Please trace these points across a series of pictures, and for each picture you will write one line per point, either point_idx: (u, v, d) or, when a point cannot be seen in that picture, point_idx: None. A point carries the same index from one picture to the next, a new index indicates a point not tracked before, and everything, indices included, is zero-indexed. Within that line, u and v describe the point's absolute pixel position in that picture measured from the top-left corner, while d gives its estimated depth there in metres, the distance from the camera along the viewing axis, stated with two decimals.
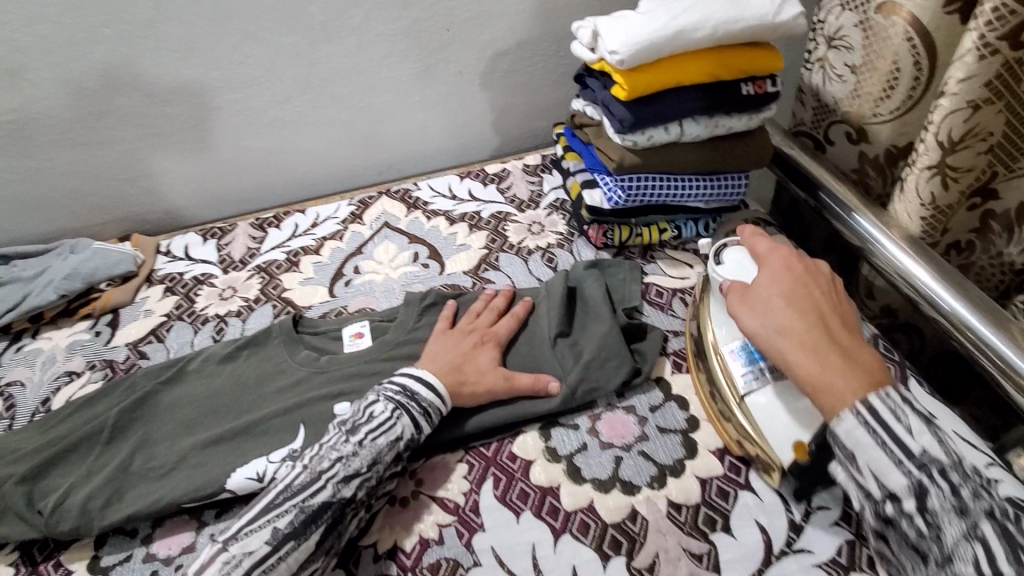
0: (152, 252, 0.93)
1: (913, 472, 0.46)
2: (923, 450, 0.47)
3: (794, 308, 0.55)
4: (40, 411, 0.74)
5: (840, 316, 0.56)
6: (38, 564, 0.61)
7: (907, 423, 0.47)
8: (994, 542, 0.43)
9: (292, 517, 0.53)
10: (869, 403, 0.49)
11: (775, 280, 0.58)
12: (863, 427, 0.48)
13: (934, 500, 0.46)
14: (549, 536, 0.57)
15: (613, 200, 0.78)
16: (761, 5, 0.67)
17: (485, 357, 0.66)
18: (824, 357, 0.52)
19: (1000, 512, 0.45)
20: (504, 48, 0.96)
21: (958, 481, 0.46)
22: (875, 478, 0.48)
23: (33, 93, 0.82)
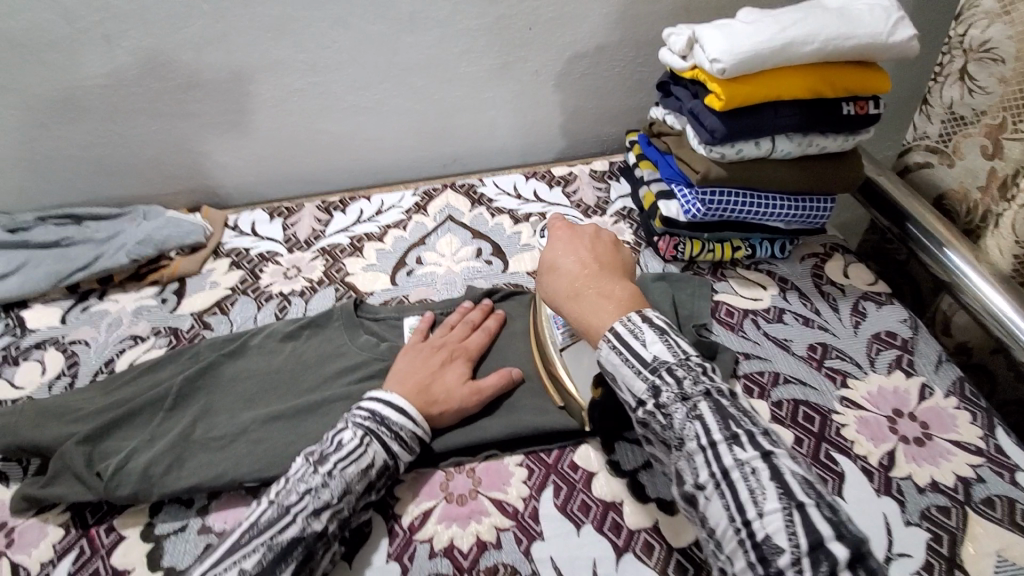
0: (220, 225, 0.94)
1: (648, 377, 0.49)
2: (656, 356, 0.49)
3: (563, 268, 0.60)
4: (103, 371, 0.75)
5: (601, 262, 0.61)
6: (90, 526, 0.60)
7: (641, 337, 0.51)
8: (708, 418, 0.46)
9: (260, 558, 0.48)
10: (618, 328, 0.52)
11: (553, 247, 0.63)
12: (611, 349, 0.51)
13: (666, 396, 0.48)
14: (611, 552, 0.55)
15: (690, 213, 0.76)
16: (874, 24, 0.65)
17: (453, 375, 0.64)
18: (582, 302, 0.57)
19: (712, 392, 0.48)
20: (584, 51, 0.95)
21: (682, 375, 0.48)
22: (627, 385, 0.51)
23: (122, 59, 0.84)
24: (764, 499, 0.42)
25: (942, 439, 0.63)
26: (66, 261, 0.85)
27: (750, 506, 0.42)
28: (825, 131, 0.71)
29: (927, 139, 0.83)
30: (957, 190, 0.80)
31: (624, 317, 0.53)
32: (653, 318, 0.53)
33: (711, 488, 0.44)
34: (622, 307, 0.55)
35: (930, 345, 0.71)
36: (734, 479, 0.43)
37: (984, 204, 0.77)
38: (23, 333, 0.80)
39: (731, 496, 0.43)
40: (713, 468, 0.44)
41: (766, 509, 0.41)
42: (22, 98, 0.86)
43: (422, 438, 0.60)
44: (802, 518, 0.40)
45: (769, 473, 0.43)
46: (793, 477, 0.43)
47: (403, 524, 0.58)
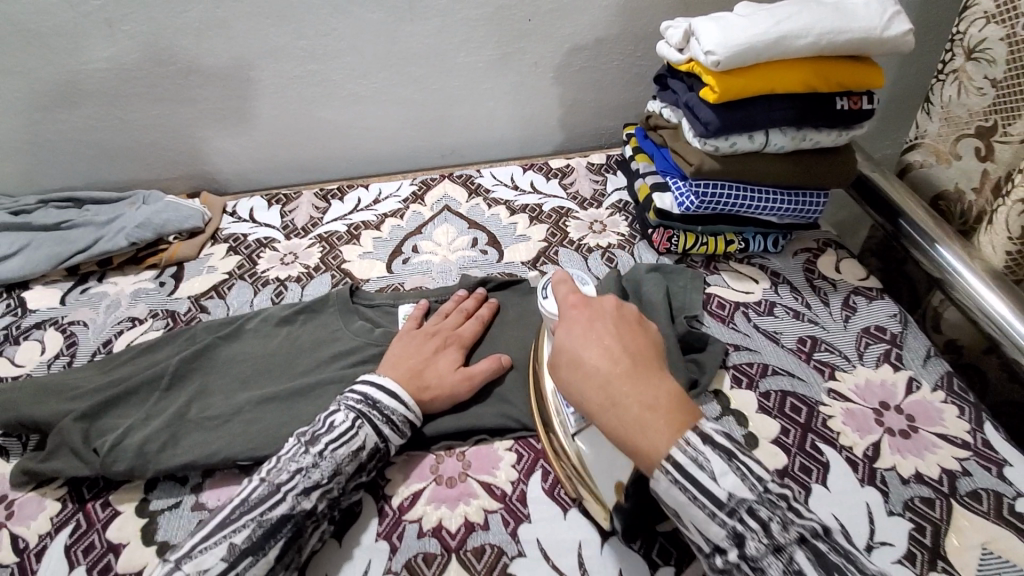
0: (219, 211, 0.95)
1: (727, 522, 0.42)
2: (732, 492, 0.42)
3: (591, 363, 0.48)
4: (102, 351, 0.76)
5: (634, 351, 0.49)
6: (86, 501, 0.61)
7: (710, 468, 0.42)
8: (807, 570, 0.40)
9: (249, 533, 0.50)
10: (677, 457, 0.43)
11: (570, 335, 0.51)
12: (673, 484, 0.43)
13: (753, 546, 0.41)
14: (597, 536, 0.56)
15: (684, 205, 0.76)
16: (868, 19, 0.65)
17: (446, 362, 0.65)
18: (624, 414, 0.45)
19: (805, 533, 0.41)
20: (583, 43, 0.95)
21: (767, 516, 0.41)
22: (699, 531, 0.43)
23: (124, 45, 0.85)
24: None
25: (927, 432, 0.63)
26: (65, 244, 0.86)
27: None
28: (818, 125, 0.71)
29: (927, 137, 0.83)
30: (952, 191, 0.81)
31: (680, 441, 0.43)
32: (716, 435, 0.44)
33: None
34: (672, 422, 0.44)
35: (919, 340, 0.72)
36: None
37: (978, 206, 0.78)
38: (23, 313, 0.82)
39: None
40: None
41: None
42: (24, 81, 0.87)
43: (414, 423, 0.61)
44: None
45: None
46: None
47: (394, 504, 0.59)
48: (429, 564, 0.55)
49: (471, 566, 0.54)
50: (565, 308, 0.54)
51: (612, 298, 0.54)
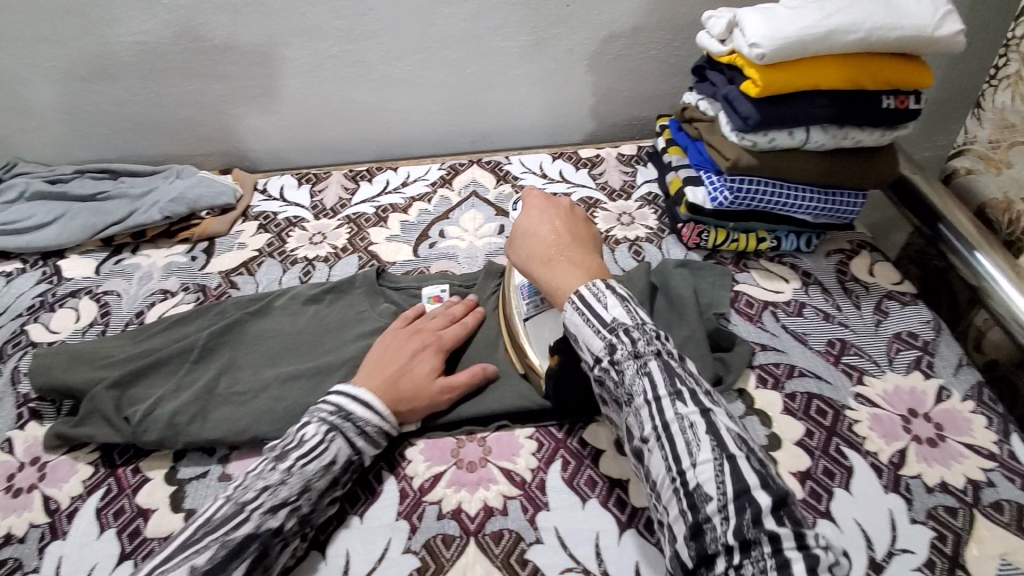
0: (250, 188, 0.96)
1: (604, 334, 0.50)
2: (616, 316, 0.50)
3: (540, 236, 0.61)
4: (134, 322, 0.77)
5: (573, 230, 0.62)
6: (117, 466, 0.63)
7: (602, 299, 0.51)
8: (656, 375, 0.47)
9: (212, 555, 0.47)
10: (582, 292, 0.52)
11: (528, 216, 0.63)
12: (574, 310, 0.52)
13: (620, 352, 0.49)
14: (614, 527, 0.56)
15: (717, 200, 0.75)
16: (922, 16, 0.63)
17: (423, 368, 0.63)
18: (553, 266, 0.57)
19: (664, 353, 0.48)
20: (620, 31, 0.93)
21: (637, 335, 0.49)
22: (586, 345, 0.51)
23: (164, 19, 0.86)
24: (698, 450, 0.43)
25: (955, 441, 0.62)
26: (101, 215, 0.88)
27: (688, 459, 0.43)
28: (862, 124, 0.69)
29: (975, 144, 0.81)
30: (1000, 199, 0.78)
31: (590, 284, 0.54)
32: (618, 287, 0.53)
33: (653, 441, 0.45)
34: (588, 274, 0.56)
35: (952, 348, 0.70)
36: (674, 434, 0.45)
37: None
38: (59, 281, 0.84)
39: (669, 445, 0.44)
40: (656, 421, 0.46)
41: (702, 460, 0.43)
42: (66, 53, 0.89)
43: (388, 435, 0.60)
44: (734, 470, 0.42)
45: (707, 429, 0.44)
46: (727, 433, 0.44)
47: (414, 485, 0.60)
48: (448, 545, 0.55)
49: (489, 549, 0.55)
50: (529, 197, 0.66)
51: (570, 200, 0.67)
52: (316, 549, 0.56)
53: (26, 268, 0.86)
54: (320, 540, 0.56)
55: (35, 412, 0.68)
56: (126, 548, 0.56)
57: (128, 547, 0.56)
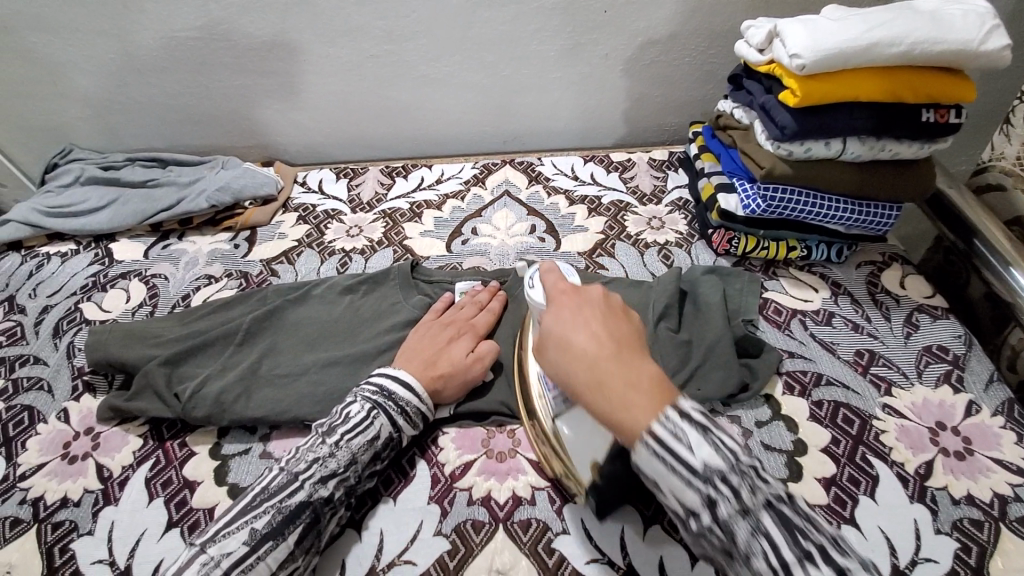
0: (290, 180, 1.00)
1: (700, 488, 0.40)
2: (707, 462, 0.40)
3: (579, 344, 0.47)
4: (181, 304, 0.81)
5: (618, 336, 0.48)
6: (165, 440, 0.66)
7: (686, 438, 0.41)
8: (773, 532, 0.39)
9: (269, 519, 0.51)
10: (656, 430, 0.41)
11: (558, 319, 0.50)
12: (652, 456, 0.41)
13: (724, 511, 0.40)
14: (639, 522, 0.58)
15: (750, 208, 0.76)
16: (966, 30, 0.64)
17: (459, 349, 0.66)
18: (606, 391, 0.44)
19: (771, 499, 0.40)
20: (656, 38, 0.94)
21: (738, 481, 0.40)
22: (673, 496, 0.42)
23: (215, 14, 0.89)
24: None
25: (982, 455, 0.62)
26: (151, 201, 0.92)
27: None
28: (900, 136, 0.70)
29: (1004, 160, 0.81)
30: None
31: (663, 416, 0.42)
32: (693, 410, 0.43)
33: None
34: (656, 400, 0.43)
35: (982, 363, 0.70)
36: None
37: None
38: (110, 263, 0.88)
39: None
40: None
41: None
42: (124, 46, 0.93)
43: (426, 415, 0.63)
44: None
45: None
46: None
47: (445, 472, 0.62)
48: (478, 531, 0.57)
49: (518, 537, 0.57)
50: (556, 291, 0.54)
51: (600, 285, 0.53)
52: (352, 527, 0.58)
53: (79, 250, 0.90)
54: (356, 518, 0.59)
55: (88, 385, 0.72)
56: (174, 516, 0.60)
57: (175, 516, 0.60)
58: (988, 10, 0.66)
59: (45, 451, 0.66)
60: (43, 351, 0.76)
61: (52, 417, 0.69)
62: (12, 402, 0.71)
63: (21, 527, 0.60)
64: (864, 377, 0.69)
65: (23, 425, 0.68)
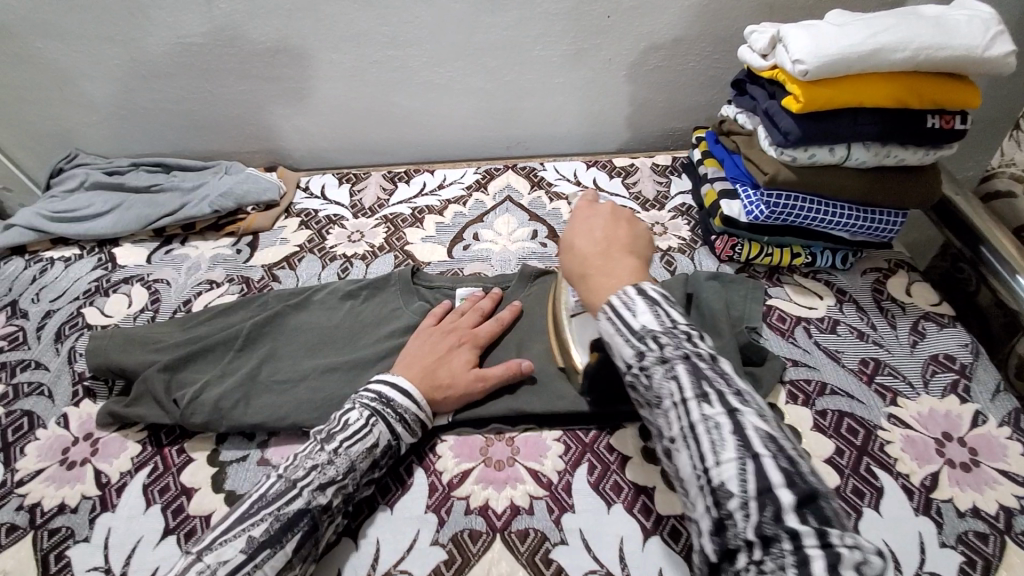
0: (293, 185, 1.00)
1: (631, 342, 0.46)
2: (645, 324, 0.46)
3: (579, 247, 0.56)
4: (182, 309, 0.81)
5: (611, 243, 0.55)
6: (163, 446, 0.66)
7: (631, 305, 0.47)
8: (683, 378, 0.43)
9: (267, 527, 0.51)
10: (613, 301, 0.48)
11: (572, 225, 0.59)
12: (603, 317, 0.48)
13: (646, 359, 0.45)
14: (639, 534, 0.57)
15: (752, 214, 0.76)
16: (973, 36, 0.63)
17: (460, 360, 0.65)
18: (588, 278, 0.53)
19: (692, 353, 0.44)
20: (659, 43, 0.94)
21: (665, 339, 0.45)
22: (617, 351, 0.47)
23: (218, 21, 0.90)
24: (724, 452, 0.39)
25: (990, 467, 0.61)
26: (154, 207, 0.93)
27: (713, 458, 0.39)
28: (905, 143, 0.69)
29: (1013, 166, 0.80)
30: None
31: (620, 291, 0.49)
32: (651, 289, 0.48)
33: (680, 442, 0.42)
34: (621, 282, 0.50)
35: (990, 373, 0.69)
36: (700, 436, 0.41)
37: None
38: (113, 268, 0.88)
39: (696, 447, 0.41)
40: (682, 423, 0.42)
41: (725, 461, 0.39)
42: (129, 52, 0.93)
43: (425, 423, 0.62)
44: (758, 470, 0.38)
45: (733, 430, 0.40)
46: (756, 432, 0.39)
47: (443, 480, 0.61)
48: (475, 541, 0.57)
49: (516, 547, 0.56)
50: (579, 205, 0.62)
51: (617, 205, 0.60)
52: (348, 536, 0.58)
53: (83, 255, 0.91)
54: (352, 527, 0.58)
55: (89, 390, 0.72)
56: (170, 523, 0.60)
57: (172, 523, 0.59)
58: (993, 16, 0.65)
59: (44, 457, 0.66)
60: (45, 355, 0.76)
61: (53, 422, 0.69)
62: (12, 407, 0.71)
63: (19, 533, 0.60)
64: (869, 387, 0.68)
65: (23, 430, 0.69)
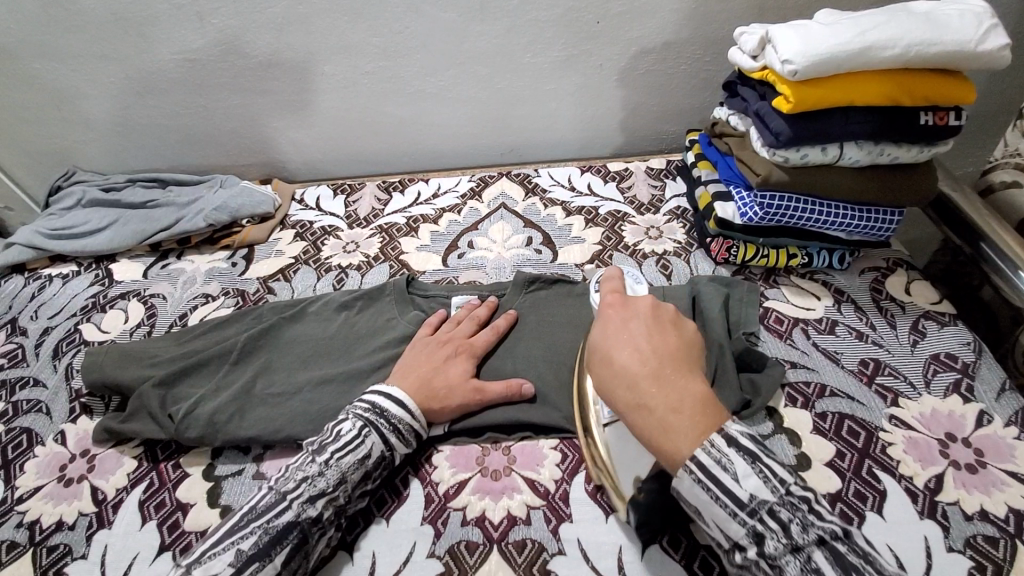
0: (288, 198, 1.00)
1: (746, 522, 0.43)
2: (753, 493, 0.43)
3: (623, 362, 0.48)
4: (178, 323, 0.81)
5: (665, 362, 0.48)
6: (159, 461, 0.66)
7: (733, 470, 0.43)
8: (827, 569, 0.40)
9: (255, 540, 0.51)
10: (700, 457, 0.43)
11: (608, 332, 0.51)
12: (696, 484, 0.43)
13: (772, 545, 0.42)
14: (637, 542, 0.56)
15: (746, 216, 0.75)
16: (963, 31, 0.62)
17: (456, 370, 0.65)
18: (649, 412, 0.46)
19: (823, 534, 0.41)
20: (650, 47, 0.94)
21: (788, 518, 0.42)
22: (717, 525, 0.44)
23: (210, 34, 0.90)
24: None
25: (996, 468, 0.60)
26: (150, 221, 0.93)
27: None
28: (897, 141, 0.68)
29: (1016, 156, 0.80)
30: None
31: (704, 444, 0.44)
32: (739, 437, 0.44)
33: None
34: (698, 425, 0.45)
35: (994, 371, 0.68)
36: None
37: None
38: (110, 284, 0.89)
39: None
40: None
41: None
42: (123, 69, 0.94)
43: (419, 433, 0.62)
44: None
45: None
46: None
47: (439, 491, 0.61)
48: (471, 552, 0.56)
49: (512, 558, 0.56)
50: (604, 305, 0.55)
51: (654, 299, 0.54)
52: (344, 549, 0.57)
53: (80, 271, 0.91)
54: (347, 540, 0.58)
55: (85, 407, 0.72)
56: (166, 539, 0.59)
57: (167, 539, 0.59)
58: (984, 10, 0.64)
59: (42, 474, 0.66)
60: (43, 372, 0.77)
61: (49, 439, 0.69)
62: (11, 424, 0.71)
63: (18, 551, 0.60)
64: (870, 389, 0.67)
65: (22, 447, 0.69)
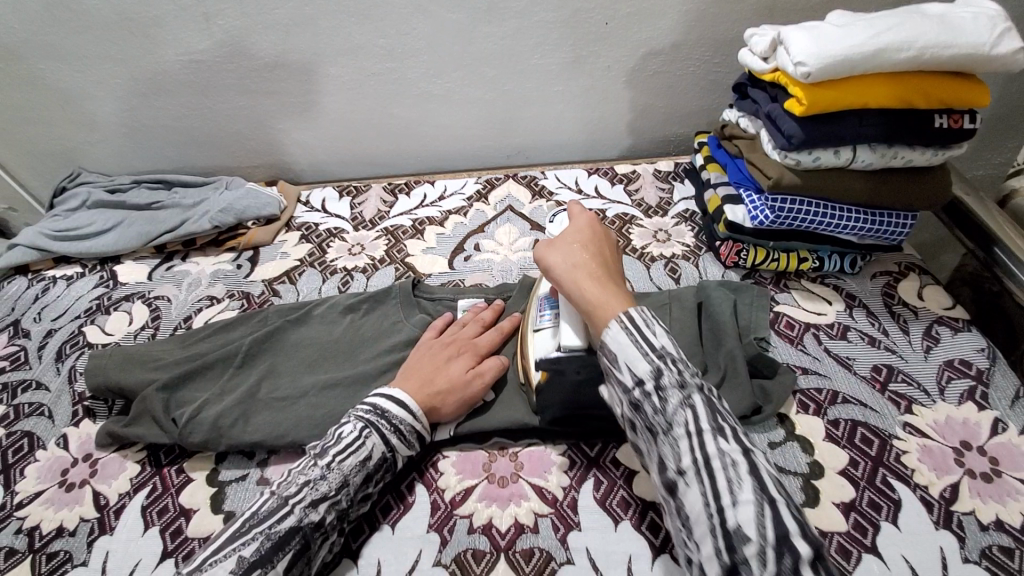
0: (293, 200, 1.00)
1: (652, 361, 0.47)
2: (663, 345, 0.47)
3: (585, 251, 0.57)
4: (182, 326, 0.81)
5: (603, 252, 0.58)
6: (162, 466, 0.65)
7: (651, 324, 0.48)
8: (699, 408, 0.45)
9: (257, 546, 0.50)
10: (632, 314, 0.49)
11: (577, 229, 0.60)
12: (621, 330, 0.48)
13: (667, 378, 0.46)
14: (648, 551, 0.55)
15: (757, 219, 0.74)
16: (979, 34, 0.61)
17: (459, 368, 0.64)
18: (599, 283, 0.53)
19: (706, 388, 0.46)
20: (658, 48, 0.93)
21: (684, 367, 0.47)
22: (626, 367, 0.48)
23: (214, 35, 0.89)
24: (742, 494, 0.40)
25: (1012, 477, 0.59)
26: (155, 222, 0.93)
27: (729, 498, 0.41)
28: (913, 144, 0.67)
29: None
30: None
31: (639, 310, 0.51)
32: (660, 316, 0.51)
33: (692, 476, 0.43)
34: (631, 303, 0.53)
35: (1008, 378, 0.67)
36: (716, 471, 0.42)
37: None
38: (114, 286, 0.88)
39: (710, 484, 0.42)
40: (696, 455, 0.43)
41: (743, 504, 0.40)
42: (128, 71, 0.94)
43: (422, 435, 0.61)
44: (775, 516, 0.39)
45: (750, 472, 0.42)
46: (769, 477, 0.42)
47: (446, 498, 0.60)
48: (478, 561, 0.55)
49: (519, 568, 0.55)
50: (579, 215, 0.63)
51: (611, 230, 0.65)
52: (348, 556, 0.56)
53: (85, 273, 0.91)
54: (352, 547, 0.57)
55: (88, 410, 0.71)
56: (169, 546, 0.58)
57: (170, 546, 0.58)
58: (1000, 12, 0.63)
59: (44, 479, 0.65)
60: (46, 375, 0.76)
61: (51, 443, 0.69)
62: (12, 428, 0.70)
63: (18, 557, 0.59)
64: (885, 398, 0.66)
65: (23, 451, 0.68)
